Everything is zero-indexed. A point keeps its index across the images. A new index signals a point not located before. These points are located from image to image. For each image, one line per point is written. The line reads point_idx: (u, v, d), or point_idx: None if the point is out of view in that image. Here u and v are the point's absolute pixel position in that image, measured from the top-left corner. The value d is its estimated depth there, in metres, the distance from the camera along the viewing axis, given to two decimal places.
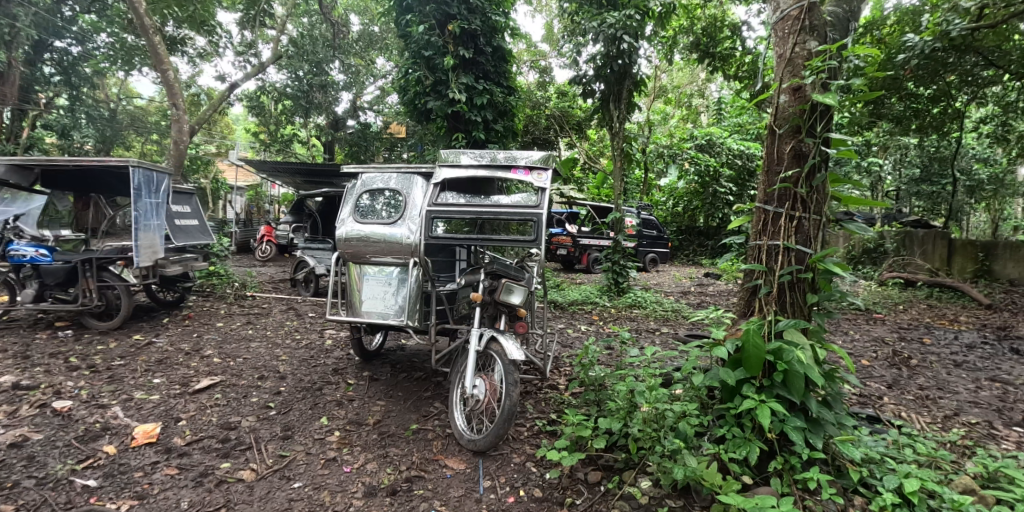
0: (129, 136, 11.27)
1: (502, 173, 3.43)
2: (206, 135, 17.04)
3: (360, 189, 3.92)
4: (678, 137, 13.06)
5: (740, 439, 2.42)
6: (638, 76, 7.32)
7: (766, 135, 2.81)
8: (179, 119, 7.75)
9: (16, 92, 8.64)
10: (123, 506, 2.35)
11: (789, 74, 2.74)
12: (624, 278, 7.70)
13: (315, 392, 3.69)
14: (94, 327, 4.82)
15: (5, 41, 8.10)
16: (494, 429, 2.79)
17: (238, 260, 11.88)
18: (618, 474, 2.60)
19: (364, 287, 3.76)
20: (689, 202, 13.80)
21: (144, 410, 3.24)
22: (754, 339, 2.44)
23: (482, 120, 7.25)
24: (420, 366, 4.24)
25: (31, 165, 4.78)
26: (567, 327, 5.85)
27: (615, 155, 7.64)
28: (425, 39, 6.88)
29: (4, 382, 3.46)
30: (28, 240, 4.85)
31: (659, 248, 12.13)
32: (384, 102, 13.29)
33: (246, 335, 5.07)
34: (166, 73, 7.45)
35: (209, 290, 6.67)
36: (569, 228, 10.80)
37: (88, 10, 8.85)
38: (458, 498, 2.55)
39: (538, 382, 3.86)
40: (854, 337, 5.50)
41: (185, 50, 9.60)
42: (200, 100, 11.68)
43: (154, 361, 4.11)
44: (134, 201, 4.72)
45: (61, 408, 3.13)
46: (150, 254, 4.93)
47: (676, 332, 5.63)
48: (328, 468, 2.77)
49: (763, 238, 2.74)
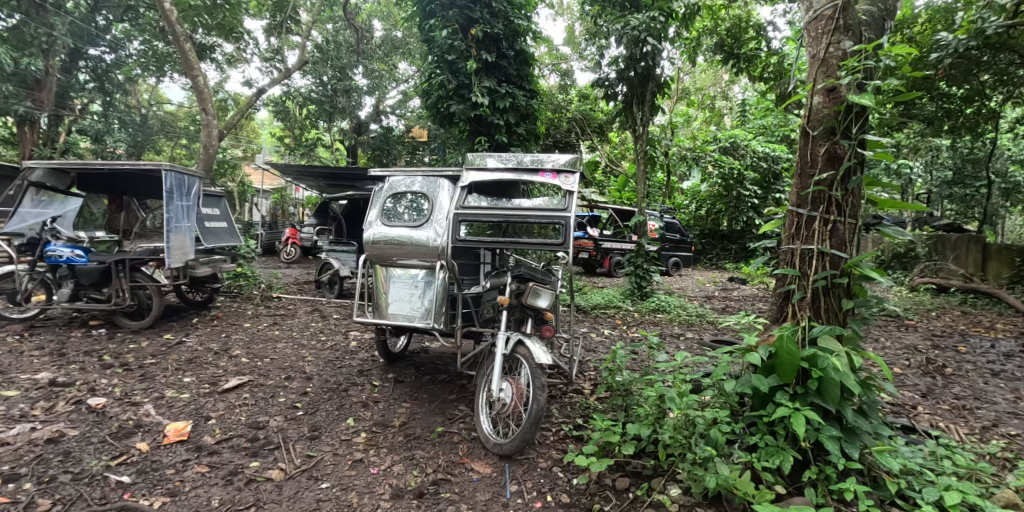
0: (160, 141, 11.59)
1: (529, 177, 3.43)
2: (233, 139, 17.43)
3: (387, 192, 3.96)
4: (701, 139, 12.84)
5: (773, 447, 2.36)
6: (661, 78, 7.22)
7: (799, 137, 2.73)
8: (208, 123, 7.95)
9: (53, 98, 8.95)
10: (156, 503, 2.38)
11: (823, 76, 2.65)
12: (648, 282, 7.61)
13: (341, 393, 3.74)
14: (126, 326, 4.93)
15: (43, 49, 8.46)
16: (522, 433, 2.78)
17: (264, 261, 12.13)
18: (646, 481, 2.59)
19: (390, 289, 3.80)
20: (712, 205, 13.62)
21: (176, 408, 3.31)
22: (788, 345, 2.38)
23: (504, 124, 7.27)
24: (444, 369, 4.27)
25: (69, 170, 4.99)
26: (590, 331, 5.83)
27: (638, 158, 7.56)
28: (448, 43, 6.95)
29: (41, 379, 3.55)
30: (64, 241, 4.97)
31: (683, 252, 12.02)
32: (406, 106, 13.40)
33: (272, 335, 5.15)
34: (197, 79, 7.65)
35: (236, 291, 6.81)
36: (591, 231, 10.76)
37: (121, 19, 9.22)
38: (485, 501, 2.55)
39: (563, 386, 3.87)
40: (885, 345, 5.33)
41: (213, 56, 9.84)
42: (227, 106, 11.97)
43: (184, 360, 4.21)
44: (167, 203, 4.84)
45: (96, 404, 3.21)
46: (181, 255, 5.05)
47: (700, 338, 5.57)
48: (355, 468, 2.79)
49: (797, 242, 2.67)
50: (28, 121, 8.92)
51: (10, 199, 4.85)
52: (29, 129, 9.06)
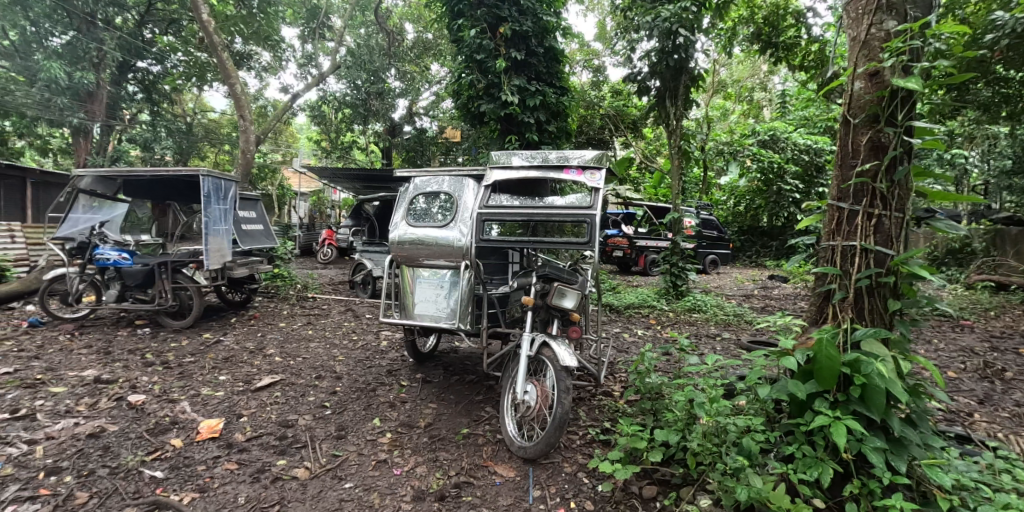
0: (204, 147, 12.11)
1: (555, 174, 3.36)
2: (273, 144, 18.04)
3: (414, 192, 3.96)
4: (739, 133, 12.39)
5: (811, 458, 2.21)
6: (695, 71, 6.99)
7: (838, 126, 2.56)
8: (246, 130, 8.22)
9: (104, 109, 9.47)
10: (186, 498, 2.45)
11: (865, 59, 2.47)
12: (683, 280, 7.39)
13: (369, 392, 3.77)
14: (168, 326, 5.14)
15: (94, 63, 8.99)
16: (546, 437, 2.73)
17: (302, 262, 12.49)
18: (674, 490, 2.50)
19: (416, 289, 3.81)
20: (751, 200, 13.16)
21: (210, 406, 3.41)
22: (827, 350, 2.23)
23: (535, 122, 7.20)
24: (472, 369, 4.26)
25: (114, 177, 5.26)
26: (623, 331, 5.70)
27: (672, 153, 7.34)
28: (477, 43, 6.94)
29: (88, 376, 3.74)
30: (112, 245, 5.24)
31: (720, 249, 11.64)
32: (438, 107, 13.51)
33: (306, 335, 5.27)
34: (234, 86, 7.92)
35: (273, 291, 7.03)
36: (626, 229, 10.57)
37: (166, 32, 9.89)
38: (507, 506, 2.51)
39: (592, 388, 3.79)
40: (938, 347, 4.97)
41: (252, 65, 10.20)
42: (267, 111, 12.38)
43: (221, 358, 4.35)
44: (205, 207, 5.02)
45: (135, 401, 3.34)
46: (218, 257, 5.24)
47: (738, 338, 5.35)
48: (379, 469, 2.80)
49: (838, 239, 2.50)
50: (82, 132, 9.51)
51: (62, 206, 5.26)
52: (83, 139, 9.67)
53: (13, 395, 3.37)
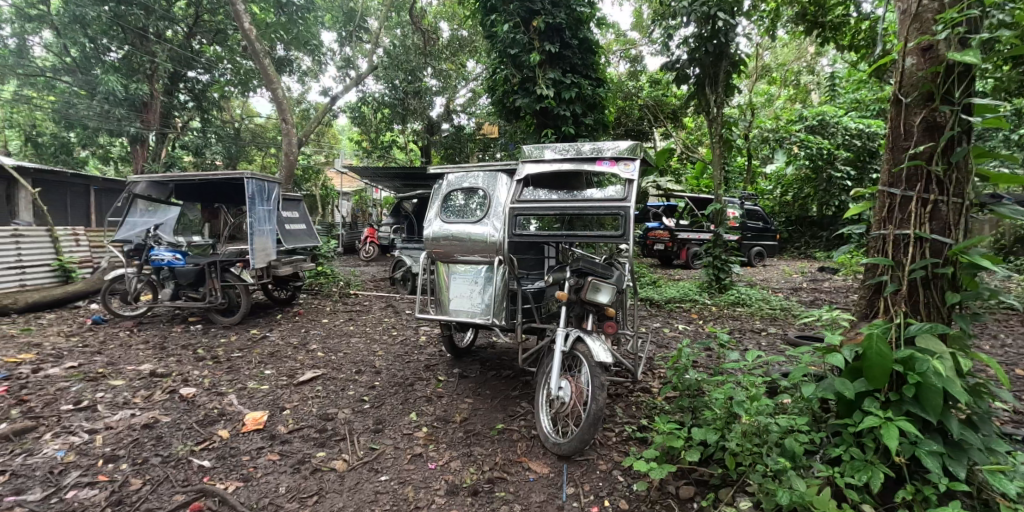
0: (252, 151, 12.63)
1: (589, 166, 3.30)
2: (316, 145, 18.63)
3: (448, 189, 4.00)
4: (785, 119, 11.83)
5: (860, 461, 2.08)
6: (737, 56, 6.72)
7: (889, 106, 2.39)
8: (289, 133, 8.51)
9: (158, 118, 10.03)
10: (230, 487, 2.56)
11: (917, 33, 2.29)
12: (727, 273, 7.14)
13: (406, 387, 3.84)
14: (219, 322, 5.40)
15: (148, 75, 9.54)
16: (580, 434, 2.69)
17: (346, 259, 12.88)
18: (713, 491, 2.42)
19: (451, 285, 3.84)
20: (800, 189, 12.58)
21: (255, 398, 3.57)
22: (878, 346, 2.08)
23: (571, 115, 7.12)
24: (509, 364, 4.27)
25: (166, 182, 5.57)
26: (663, 326, 5.56)
27: (712, 142, 7.07)
28: (511, 37, 6.89)
29: (144, 370, 3.98)
30: (165, 246, 5.55)
31: (767, 241, 11.18)
32: (476, 104, 13.57)
33: (347, 330, 5.43)
34: (276, 91, 8.20)
35: (317, 288, 7.28)
36: (666, 222, 10.31)
37: (213, 42, 10.43)
38: (540, 503, 2.49)
39: (629, 385, 3.72)
40: (1008, 343, 4.60)
41: (294, 69, 10.55)
42: (309, 114, 12.80)
43: (266, 353, 4.53)
44: (249, 209, 5.24)
45: (186, 394, 3.53)
46: (263, 256, 5.47)
47: (785, 333, 5.12)
48: (414, 463, 2.84)
49: (889, 227, 2.34)
50: (139, 141, 10.10)
51: (122, 211, 5.60)
52: (141, 147, 10.27)
53: (78, 387, 3.63)
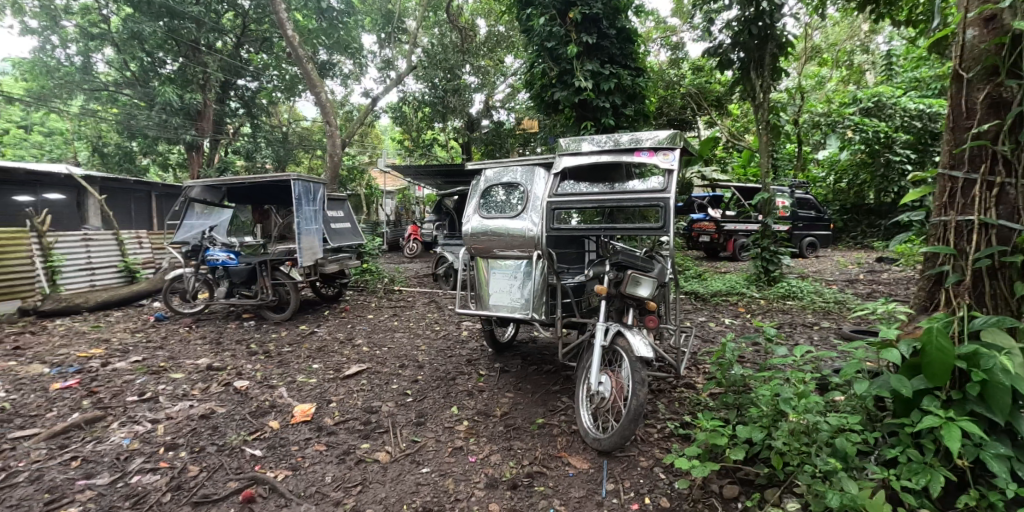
0: (300, 153, 13.13)
1: (626, 158, 3.23)
2: (360, 146, 19.17)
3: (486, 185, 4.01)
4: (839, 101, 11.20)
5: (918, 464, 1.95)
6: (784, 37, 6.40)
7: (949, 83, 2.22)
8: (333, 135, 8.78)
9: (211, 126, 10.61)
10: (280, 475, 2.69)
11: (979, 2, 2.12)
12: (776, 265, 6.85)
13: (448, 381, 3.91)
14: (271, 319, 5.66)
15: (201, 85, 10.13)
16: (620, 429, 2.66)
17: (390, 257, 13.21)
18: (758, 491, 2.34)
19: (491, 280, 3.86)
20: (855, 175, 11.90)
21: (304, 391, 3.72)
22: (938, 341, 1.94)
23: (611, 106, 7.00)
24: (550, 359, 4.26)
25: (220, 186, 5.88)
26: (708, 320, 5.40)
27: (758, 129, 6.77)
28: (547, 30, 6.84)
29: (202, 364, 4.24)
30: (220, 246, 5.84)
31: (820, 230, 10.65)
32: (514, 99, 13.57)
33: (392, 326, 5.57)
34: (320, 95, 8.47)
35: (363, 285, 7.51)
36: (712, 213, 9.99)
37: (259, 50, 10.90)
38: (579, 499, 2.48)
39: (672, 381, 3.64)
40: None
41: (337, 72, 10.88)
42: (352, 116, 13.17)
43: (315, 348, 4.72)
44: (297, 209, 5.46)
45: (240, 386, 3.73)
46: (311, 254, 5.68)
47: (839, 327, 4.87)
48: (454, 456, 2.89)
49: (951, 213, 2.17)
50: (195, 148, 10.72)
51: (180, 213, 6.04)
52: (197, 153, 10.89)
53: (142, 380, 3.89)
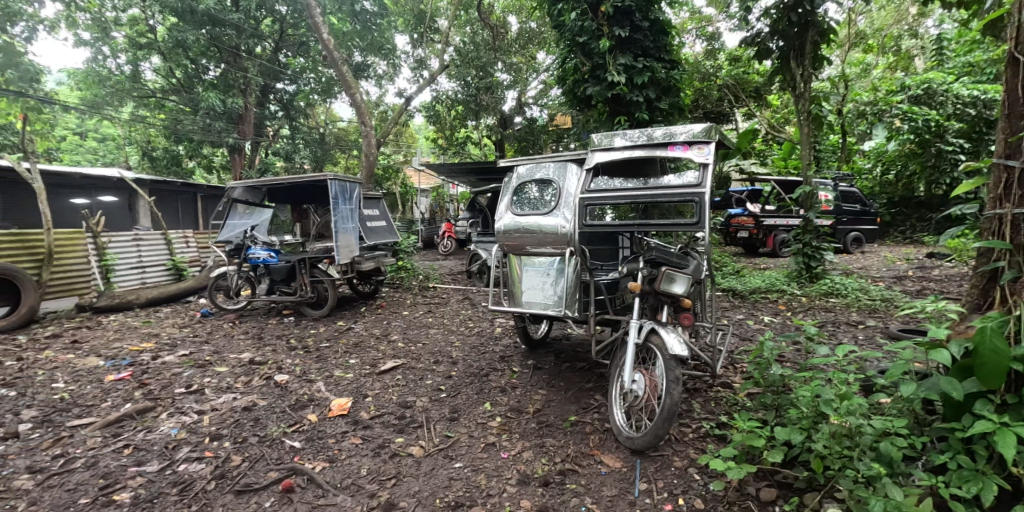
0: (337, 153, 13.48)
1: (660, 152, 3.17)
2: (395, 146, 19.51)
3: (518, 182, 4.02)
4: (886, 89, 10.68)
5: (969, 471, 1.85)
6: (827, 24, 6.13)
7: (1006, 66, 2.08)
8: (368, 135, 8.97)
9: (252, 128, 11.07)
10: (317, 466, 2.78)
11: None
12: (819, 261, 6.60)
13: (481, 377, 3.94)
14: (310, 315, 5.85)
15: (242, 89, 10.60)
16: (653, 429, 2.62)
17: (424, 254, 13.42)
18: (797, 495, 2.27)
19: (523, 277, 3.87)
20: (905, 166, 11.32)
21: (341, 386, 3.84)
22: (993, 341, 1.83)
23: (644, 100, 6.89)
24: (584, 356, 4.24)
25: (260, 187, 6.11)
26: (747, 318, 5.25)
27: (800, 120, 6.51)
28: (579, 25, 6.77)
29: (245, 358, 4.42)
30: (261, 245, 6.03)
31: (866, 224, 10.18)
32: (547, 95, 13.51)
33: (426, 322, 5.66)
34: (356, 96, 8.66)
35: (398, 282, 7.66)
36: (750, 207, 9.70)
37: (297, 54, 11.24)
38: (610, 497, 2.47)
39: (708, 379, 3.56)
40: None
41: (371, 74, 11.10)
42: (387, 115, 13.42)
43: (352, 344, 4.85)
44: (334, 208, 5.61)
45: (280, 380, 3.87)
46: (347, 252, 5.84)
47: (886, 326, 4.65)
48: (486, 452, 2.92)
49: (1007, 205, 2.04)
50: (237, 150, 11.16)
51: (224, 213, 6.31)
52: (239, 156, 11.33)
53: (189, 373, 4.10)
